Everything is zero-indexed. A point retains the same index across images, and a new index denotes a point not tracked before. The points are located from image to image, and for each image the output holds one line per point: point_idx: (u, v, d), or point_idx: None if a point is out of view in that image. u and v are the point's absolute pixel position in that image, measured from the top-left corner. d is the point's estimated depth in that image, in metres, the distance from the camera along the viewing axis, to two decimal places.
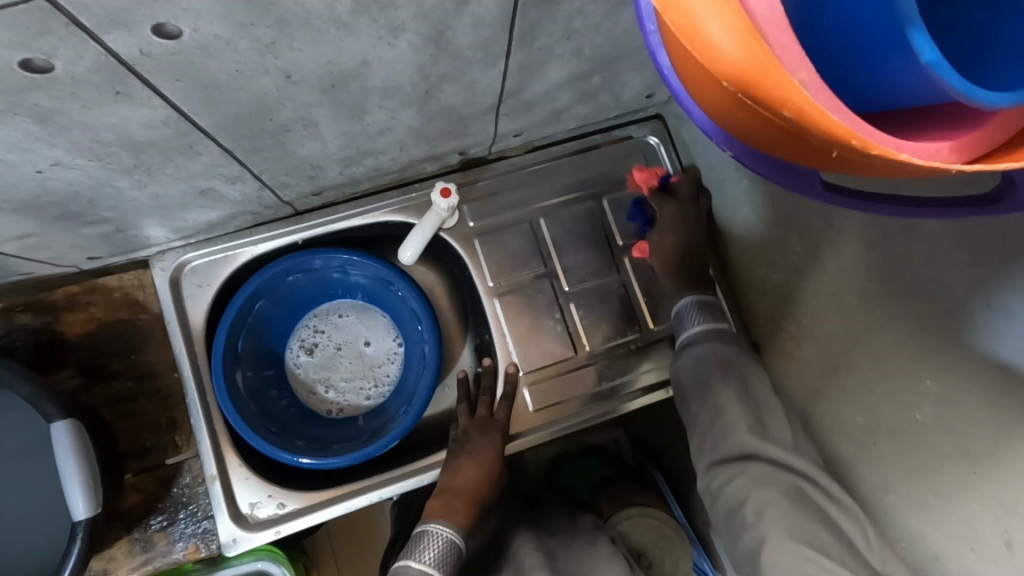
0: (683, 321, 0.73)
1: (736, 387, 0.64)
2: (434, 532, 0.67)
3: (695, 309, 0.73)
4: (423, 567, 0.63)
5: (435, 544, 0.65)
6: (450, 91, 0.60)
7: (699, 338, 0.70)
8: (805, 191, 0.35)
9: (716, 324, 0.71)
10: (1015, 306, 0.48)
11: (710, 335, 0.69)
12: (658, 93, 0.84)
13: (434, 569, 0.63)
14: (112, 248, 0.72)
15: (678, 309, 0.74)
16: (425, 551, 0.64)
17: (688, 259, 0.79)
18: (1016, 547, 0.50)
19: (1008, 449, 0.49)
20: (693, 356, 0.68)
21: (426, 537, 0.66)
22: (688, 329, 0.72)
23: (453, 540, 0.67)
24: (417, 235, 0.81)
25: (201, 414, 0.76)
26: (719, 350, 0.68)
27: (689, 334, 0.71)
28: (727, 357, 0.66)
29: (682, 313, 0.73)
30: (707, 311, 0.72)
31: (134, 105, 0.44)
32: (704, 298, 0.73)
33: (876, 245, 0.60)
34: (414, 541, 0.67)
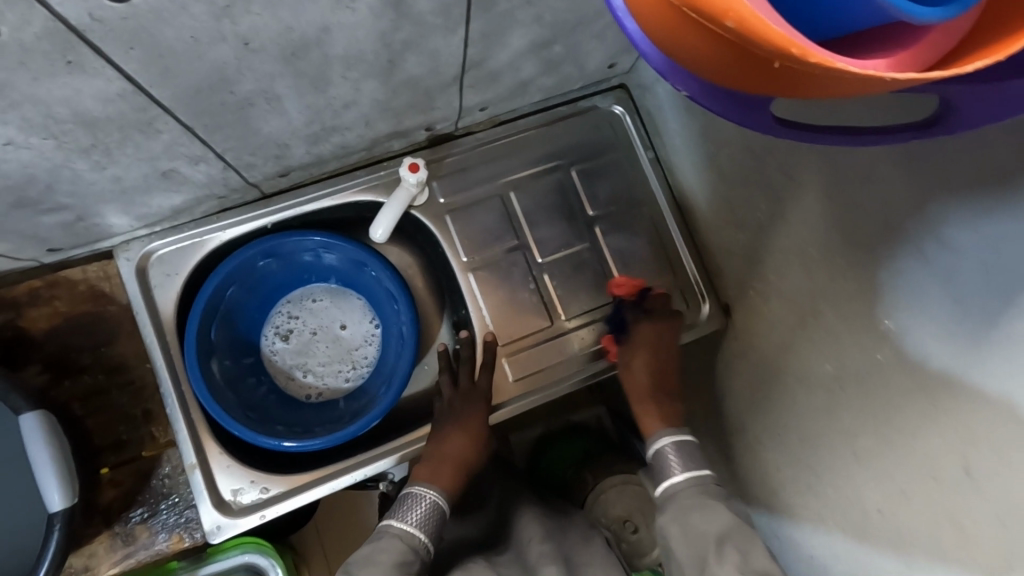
0: (665, 462, 0.66)
1: (733, 561, 0.56)
2: (419, 495, 0.68)
3: (675, 450, 0.66)
4: (406, 527, 0.64)
5: (419, 505, 0.66)
6: (414, 60, 0.60)
7: (683, 492, 0.63)
8: (760, 127, 0.37)
9: (701, 473, 0.64)
10: (959, 239, 0.51)
11: (698, 492, 0.63)
12: (621, 62, 0.85)
13: (417, 530, 0.65)
14: (75, 238, 0.70)
15: (655, 450, 0.67)
16: (409, 512, 0.66)
17: (663, 381, 0.77)
18: (974, 472, 0.52)
19: (960, 380, 0.52)
20: (679, 516, 0.61)
21: (411, 498, 0.67)
22: (671, 476, 0.65)
23: (437, 502, 0.68)
24: (388, 212, 0.81)
25: (178, 403, 0.75)
26: (707, 505, 0.61)
27: (671, 483, 0.65)
28: (722, 532, 0.59)
29: (660, 456, 0.67)
30: (686, 455, 0.66)
31: (88, 76, 0.43)
32: (680, 437, 0.67)
33: (834, 196, 0.63)
34: (399, 502, 0.68)
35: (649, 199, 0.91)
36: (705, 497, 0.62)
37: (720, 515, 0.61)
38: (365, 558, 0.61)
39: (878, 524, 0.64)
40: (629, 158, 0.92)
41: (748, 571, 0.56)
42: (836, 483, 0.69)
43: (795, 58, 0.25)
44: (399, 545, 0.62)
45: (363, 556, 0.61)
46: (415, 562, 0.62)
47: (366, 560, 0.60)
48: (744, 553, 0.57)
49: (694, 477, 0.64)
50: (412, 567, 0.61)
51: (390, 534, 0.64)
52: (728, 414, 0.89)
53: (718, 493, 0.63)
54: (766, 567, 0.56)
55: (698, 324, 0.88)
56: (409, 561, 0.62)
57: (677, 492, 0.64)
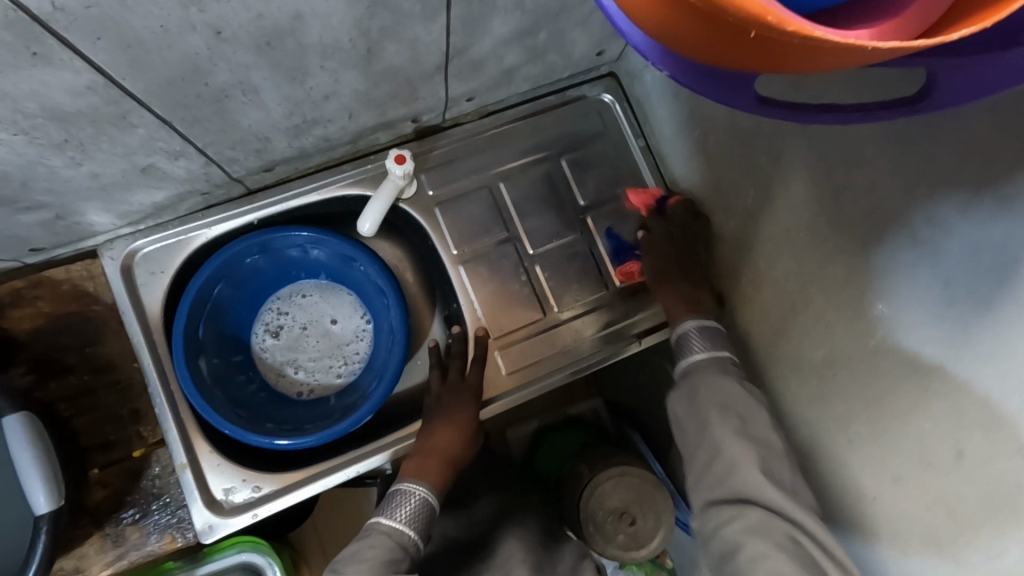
0: (687, 346, 0.70)
1: (734, 422, 0.62)
2: (408, 491, 0.67)
3: (698, 335, 0.70)
4: (395, 524, 0.64)
5: (408, 502, 0.66)
6: (393, 49, 0.59)
7: (700, 371, 0.67)
8: (741, 106, 0.36)
9: (720, 353, 0.68)
10: (952, 223, 0.49)
11: (715, 369, 0.66)
12: (608, 49, 0.84)
13: (407, 527, 0.65)
14: (56, 237, 0.69)
15: (678, 334, 0.71)
16: (399, 509, 0.65)
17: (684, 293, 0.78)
18: (967, 455, 0.51)
19: (953, 364, 0.51)
20: (691, 386, 0.66)
21: (400, 494, 0.67)
22: (692, 355, 0.69)
23: (428, 499, 0.67)
24: (375, 207, 0.80)
25: (166, 403, 0.74)
26: (721, 380, 0.65)
27: (691, 360, 0.69)
28: (728, 402, 0.64)
29: (683, 338, 0.71)
30: (708, 335, 0.69)
31: (55, 68, 0.42)
32: (705, 324, 0.70)
33: (822, 180, 0.62)
34: (389, 497, 0.67)
35: (640, 187, 0.90)
36: (720, 372, 0.66)
37: (730, 386, 0.65)
38: (352, 556, 0.61)
39: (872, 510, 0.63)
40: (619, 146, 0.91)
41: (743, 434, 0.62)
42: (830, 469, 0.69)
43: (770, 27, 0.24)
44: (387, 543, 0.62)
45: (350, 553, 0.62)
46: (404, 559, 0.62)
47: (353, 558, 0.60)
48: (744, 420, 0.63)
49: (715, 357, 0.68)
50: (400, 565, 0.61)
51: (378, 530, 0.63)
52: None
53: (735, 371, 0.67)
54: (772, 456, 0.61)
55: None
56: (397, 559, 0.62)
57: (695, 369, 0.68)
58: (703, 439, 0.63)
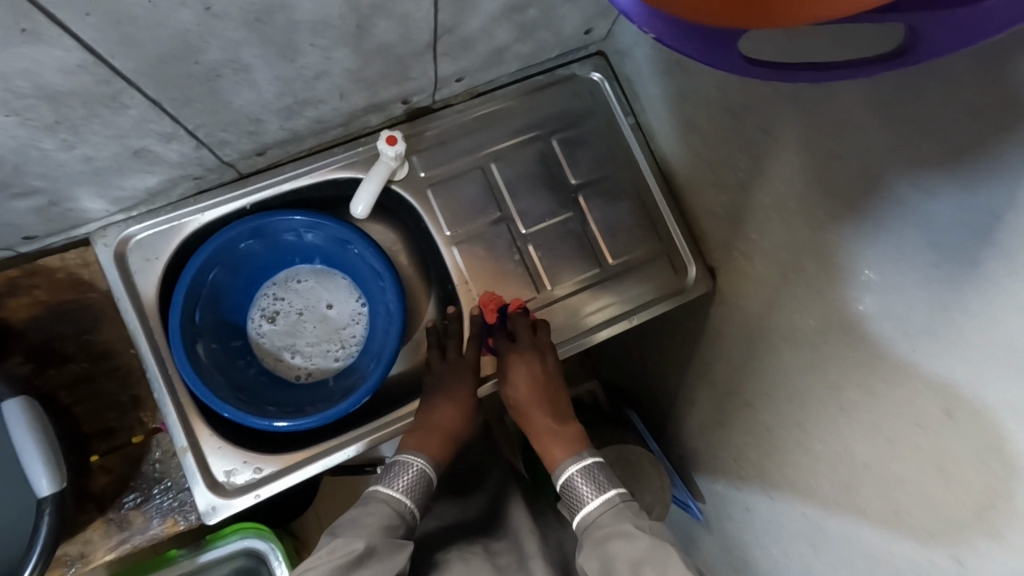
0: (576, 491, 0.68)
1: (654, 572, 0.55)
2: (406, 462, 0.69)
3: (584, 478, 0.69)
4: (392, 493, 0.65)
5: (407, 472, 0.68)
6: (384, 26, 0.59)
7: (598, 521, 0.64)
8: (730, 68, 0.36)
9: (609, 495, 0.66)
10: (940, 187, 0.50)
11: (613, 517, 0.64)
12: (597, 27, 0.85)
13: (404, 496, 0.65)
14: (50, 224, 0.69)
15: (566, 480, 0.70)
16: (397, 479, 0.67)
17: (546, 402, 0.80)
18: (955, 414, 0.53)
19: (941, 323, 0.53)
20: (589, 544, 0.62)
21: (399, 465, 0.68)
22: (585, 504, 0.67)
23: (424, 472, 0.69)
24: (367, 188, 0.80)
25: (165, 388, 0.74)
26: (622, 525, 0.62)
27: (587, 511, 0.66)
28: (637, 561, 0.56)
29: (570, 484, 0.69)
30: (593, 479, 0.69)
31: (45, 46, 0.42)
32: (586, 465, 0.70)
33: (812, 148, 0.63)
34: (388, 468, 0.69)
35: (631, 166, 0.91)
36: (618, 519, 0.63)
37: (636, 541, 0.59)
38: (352, 521, 0.61)
39: (867, 474, 0.65)
40: (610, 125, 0.91)
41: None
42: (824, 437, 0.70)
43: None
44: (386, 509, 0.63)
45: (349, 519, 0.61)
46: (401, 527, 0.63)
47: (352, 522, 0.60)
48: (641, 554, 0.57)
49: (607, 500, 0.66)
50: (398, 531, 0.62)
51: (377, 498, 0.64)
52: (719, 377, 0.90)
53: (629, 509, 0.65)
54: None
55: (684, 289, 0.89)
56: (395, 525, 0.62)
57: (590, 519, 0.66)
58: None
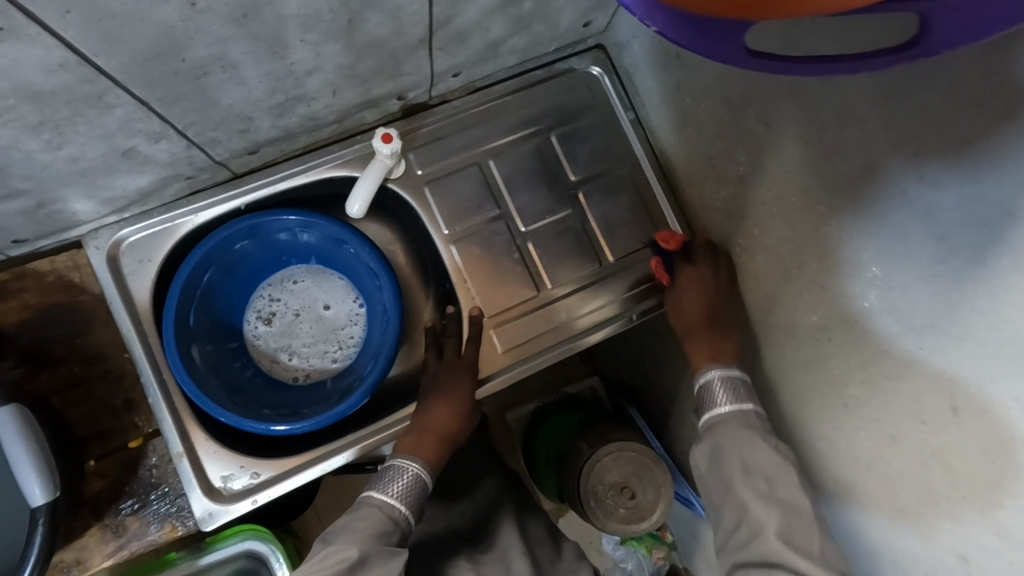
0: (712, 395, 0.69)
1: (757, 486, 0.61)
2: (400, 466, 0.67)
3: (724, 386, 0.68)
4: (387, 498, 0.64)
5: (402, 477, 0.66)
6: (375, 20, 0.58)
7: (722, 424, 0.66)
8: (732, 61, 0.35)
9: (744, 404, 0.66)
10: (946, 180, 0.49)
11: (737, 425, 0.65)
12: (596, 20, 0.83)
13: (398, 502, 0.64)
14: (38, 227, 0.68)
15: (701, 383, 0.70)
16: (391, 483, 0.65)
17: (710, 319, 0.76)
18: (962, 411, 0.52)
19: (947, 319, 0.51)
20: (715, 445, 0.65)
21: (394, 470, 0.67)
22: (716, 406, 0.67)
23: (420, 475, 0.67)
24: (363, 187, 0.78)
25: (159, 392, 0.73)
26: (746, 437, 0.63)
27: (715, 413, 0.67)
28: (748, 462, 0.62)
29: (707, 388, 0.69)
30: (733, 390, 0.68)
31: (24, 45, 0.41)
32: (728, 372, 0.68)
33: (814, 141, 0.61)
34: (383, 472, 0.67)
35: (631, 160, 0.89)
36: (742, 423, 0.65)
37: (756, 447, 0.63)
38: (344, 527, 0.60)
39: (872, 472, 0.64)
40: (609, 119, 0.90)
41: (772, 497, 0.61)
42: (827, 434, 0.69)
43: None
44: (378, 515, 0.62)
45: (342, 524, 0.61)
46: (394, 532, 0.62)
47: (344, 529, 0.60)
48: (769, 481, 0.61)
49: (738, 409, 0.66)
50: (391, 538, 0.61)
51: (370, 503, 0.63)
52: None
53: (760, 426, 0.65)
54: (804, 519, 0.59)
55: None
56: (387, 532, 0.61)
57: (719, 423, 0.66)
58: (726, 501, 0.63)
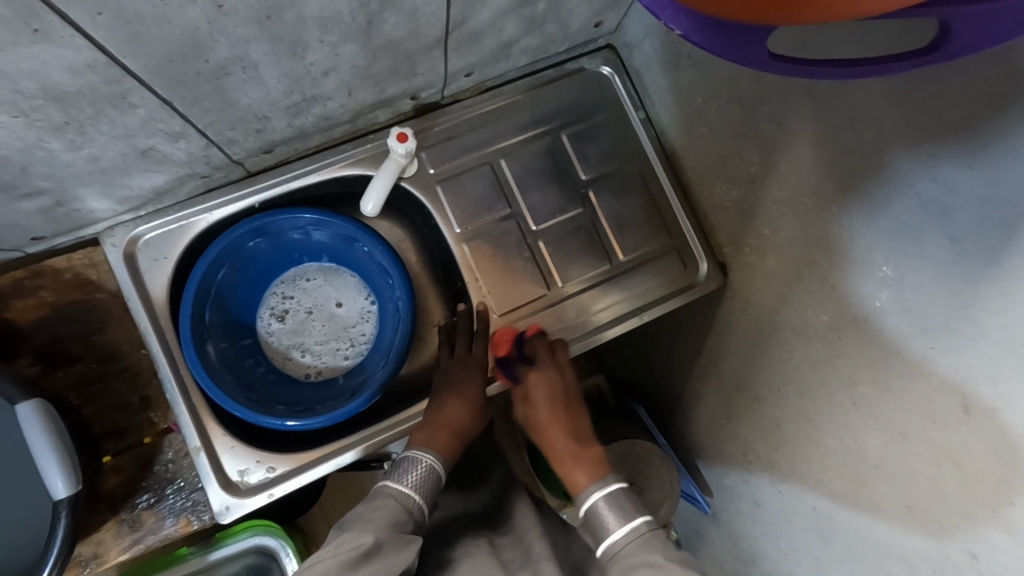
0: (601, 521, 0.58)
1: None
2: (415, 458, 0.68)
3: (608, 507, 0.58)
4: (402, 488, 0.64)
5: (416, 468, 0.67)
6: (393, 21, 0.58)
7: (625, 551, 0.55)
8: (754, 63, 0.36)
9: (636, 524, 0.56)
10: (961, 180, 0.49)
11: (640, 548, 0.55)
12: (607, 21, 0.84)
13: (413, 492, 0.65)
14: (56, 225, 0.68)
15: (587, 506, 0.60)
16: (406, 474, 0.66)
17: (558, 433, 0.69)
18: (973, 410, 0.52)
19: (960, 318, 0.52)
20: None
21: (409, 461, 0.68)
22: (609, 533, 0.57)
23: (434, 467, 0.68)
24: (378, 186, 0.79)
25: (176, 387, 0.74)
26: (651, 554, 0.53)
27: (611, 541, 0.56)
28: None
29: (595, 512, 0.59)
30: (619, 505, 0.58)
31: (55, 46, 0.42)
32: (610, 490, 0.59)
33: (828, 142, 0.62)
34: (397, 464, 0.68)
35: (640, 160, 0.90)
36: (647, 549, 0.54)
37: (659, 570, 0.51)
38: (360, 516, 0.60)
39: (881, 470, 0.64)
40: (619, 119, 0.90)
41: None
42: (836, 432, 0.70)
43: None
44: (394, 504, 0.62)
45: (357, 514, 0.61)
46: (408, 522, 0.62)
47: (360, 517, 0.60)
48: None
49: (633, 529, 0.56)
50: (405, 527, 0.61)
51: (385, 493, 0.63)
52: (728, 372, 0.90)
53: (661, 547, 0.54)
54: None
55: (696, 284, 0.88)
56: (402, 521, 0.61)
57: (619, 551, 0.55)
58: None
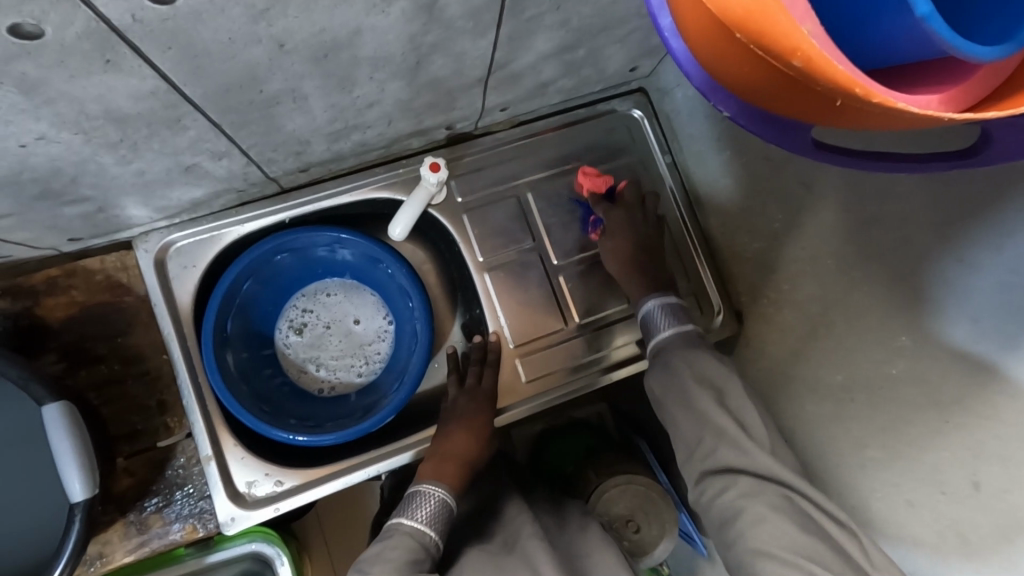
0: (653, 323, 0.74)
1: (711, 395, 0.64)
2: (426, 492, 0.69)
3: (660, 309, 0.74)
4: (415, 524, 0.65)
5: (428, 503, 0.68)
6: (440, 62, 0.60)
7: (671, 344, 0.70)
8: (796, 149, 0.37)
9: (685, 327, 0.72)
10: (985, 262, 0.51)
11: (683, 343, 0.70)
12: (641, 66, 0.85)
13: (428, 528, 0.66)
14: (94, 228, 0.70)
15: (645, 312, 0.75)
16: (419, 510, 0.67)
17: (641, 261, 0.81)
18: (983, 487, 0.53)
19: (976, 397, 0.53)
20: (668, 359, 0.69)
21: (420, 496, 0.68)
22: (660, 332, 0.72)
23: (446, 501, 0.69)
24: (407, 211, 0.81)
25: (193, 394, 0.75)
26: (692, 351, 0.69)
27: (660, 340, 0.72)
28: (703, 376, 0.66)
29: (649, 315, 0.74)
30: (671, 313, 0.74)
31: (123, 74, 0.43)
32: (665, 297, 0.74)
33: (854, 210, 0.63)
34: (408, 499, 0.69)
35: (664, 202, 0.91)
36: (689, 345, 0.69)
37: (703, 360, 0.67)
38: (377, 556, 0.62)
39: (887, 534, 0.64)
40: (645, 162, 0.92)
41: (724, 407, 0.64)
42: (843, 492, 0.70)
43: (857, 97, 0.23)
44: (409, 541, 0.63)
45: (374, 553, 0.62)
46: (426, 560, 0.63)
47: (377, 557, 0.61)
48: (720, 392, 0.65)
49: (681, 332, 0.71)
50: (424, 565, 0.62)
51: (401, 531, 0.64)
52: None
53: (700, 344, 0.70)
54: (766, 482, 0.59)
55: (711, 331, 0.88)
56: (419, 559, 0.62)
57: (664, 345, 0.71)
58: (683, 413, 0.65)
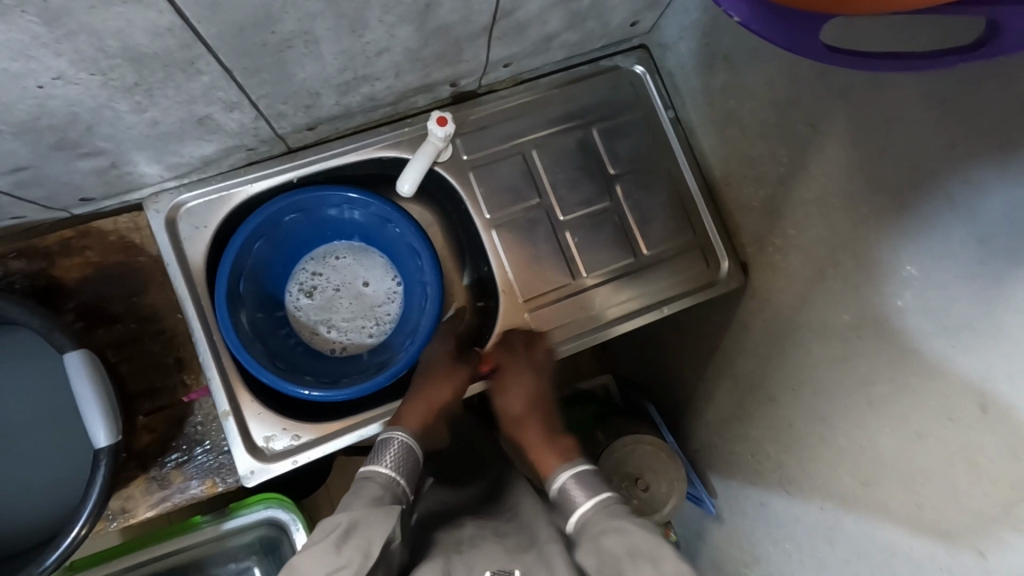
0: (569, 496, 0.60)
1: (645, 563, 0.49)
2: (391, 438, 0.67)
3: (576, 484, 0.60)
4: (373, 466, 0.63)
5: (389, 449, 0.65)
6: (448, 6, 0.61)
7: (592, 519, 0.56)
8: (809, 54, 0.39)
9: (603, 496, 0.58)
10: (991, 181, 0.51)
11: (606, 516, 0.56)
12: (643, 20, 0.86)
13: (388, 470, 0.63)
14: (108, 187, 0.71)
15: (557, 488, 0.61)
16: (380, 456, 0.64)
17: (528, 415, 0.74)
18: (991, 408, 0.54)
19: (983, 320, 0.54)
20: (587, 537, 0.55)
21: (383, 443, 0.66)
22: (579, 506, 0.58)
23: (409, 444, 0.67)
24: (415, 167, 0.82)
25: (210, 351, 0.76)
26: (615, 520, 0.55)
27: (582, 512, 0.58)
28: (633, 545, 0.51)
29: (563, 491, 0.60)
30: (586, 482, 0.60)
31: (141, 7, 0.44)
32: (578, 467, 0.62)
33: (862, 144, 0.64)
34: (374, 447, 0.67)
35: (669, 158, 0.92)
36: (613, 517, 0.56)
37: (630, 531, 0.53)
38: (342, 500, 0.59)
39: (893, 469, 0.65)
40: (649, 118, 0.93)
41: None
42: (851, 433, 0.71)
43: None
44: (366, 481, 0.61)
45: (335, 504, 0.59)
46: (387, 497, 0.59)
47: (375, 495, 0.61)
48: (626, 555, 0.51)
49: (601, 501, 0.58)
50: (384, 501, 0.59)
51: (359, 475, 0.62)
52: (741, 372, 0.91)
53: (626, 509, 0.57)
54: None
55: (716, 282, 0.90)
56: (377, 495, 0.59)
57: (586, 522, 0.57)
58: None
